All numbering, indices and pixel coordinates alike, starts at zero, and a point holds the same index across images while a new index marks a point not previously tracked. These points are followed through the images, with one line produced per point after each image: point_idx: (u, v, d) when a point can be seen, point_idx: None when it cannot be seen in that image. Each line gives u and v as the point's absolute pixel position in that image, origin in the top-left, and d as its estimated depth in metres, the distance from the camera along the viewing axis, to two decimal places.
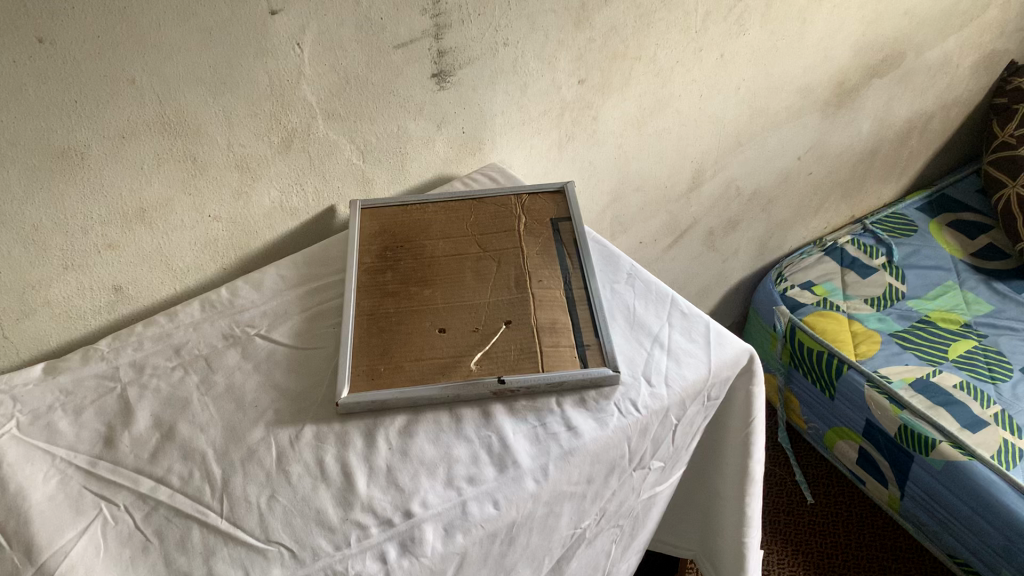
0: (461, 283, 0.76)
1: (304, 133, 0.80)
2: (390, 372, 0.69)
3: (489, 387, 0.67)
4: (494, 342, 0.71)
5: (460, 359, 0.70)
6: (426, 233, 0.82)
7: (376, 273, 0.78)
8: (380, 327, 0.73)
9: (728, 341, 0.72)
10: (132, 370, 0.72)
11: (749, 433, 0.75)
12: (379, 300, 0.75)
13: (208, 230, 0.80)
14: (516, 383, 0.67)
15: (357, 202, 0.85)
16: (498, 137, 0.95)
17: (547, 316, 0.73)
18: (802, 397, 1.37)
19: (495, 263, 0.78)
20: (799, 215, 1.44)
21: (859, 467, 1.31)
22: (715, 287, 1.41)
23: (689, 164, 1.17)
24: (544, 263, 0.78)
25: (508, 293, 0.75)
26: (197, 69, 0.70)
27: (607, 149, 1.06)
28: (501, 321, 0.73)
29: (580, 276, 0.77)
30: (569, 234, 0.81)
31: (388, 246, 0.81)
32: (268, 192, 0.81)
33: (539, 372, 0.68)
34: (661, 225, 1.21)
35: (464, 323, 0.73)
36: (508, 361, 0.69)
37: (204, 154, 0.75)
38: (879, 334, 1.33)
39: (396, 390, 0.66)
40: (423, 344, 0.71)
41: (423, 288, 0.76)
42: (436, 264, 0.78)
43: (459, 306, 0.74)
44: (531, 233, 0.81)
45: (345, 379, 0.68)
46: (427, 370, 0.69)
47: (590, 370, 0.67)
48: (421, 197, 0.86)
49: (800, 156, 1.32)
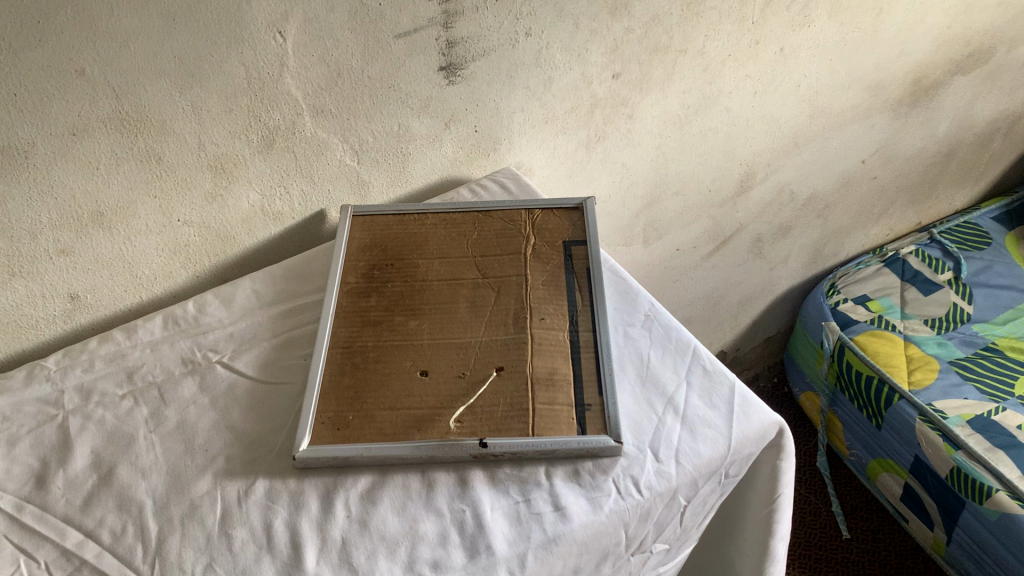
0: (452, 315, 0.67)
1: (288, 130, 0.70)
2: (358, 422, 0.60)
3: (468, 451, 0.57)
4: (481, 393, 0.61)
5: (440, 412, 0.60)
6: (421, 250, 0.72)
7: (358, 296, 0.69)
8: (355, 365, 0.64)
9: (754, 409, 0.61)
10: (77, 396, 0.64)
11: (773, 511, 0.65)
12: (358, 330, 0.66)
13: (177, 236, 0.71)
14: (500, 448, 0.57)
15: (348, 208, 0.76)
16: (516, 136, 0.84)
17: (545, 364, 0.63)
18: (846, 422, 1.26)
19: (494, 293, 0.68)
20: (858, 222, 1.30)
21: (903, 505, 1.20)
22: (759, 296, 1.29)
23: (738, 166, 1.05)
24: (549, 297, 0.68)
25: (504, 332, 0.65)
26: (158, 59, 0.61)
27: (644, 149, 0.94)
28: (491, 366, 0.63)
29: (589, 315, 0.66)
30: (581, 261, 0.70)
31: (376, 263, 0.71)
32: (247, 195, 0.72)
33: (527, 436, 0.58)
34: (702, 231, 1.10)
35: (450, 365, 0.63)
36: (494, 419, 0.59)
37: (170, 154, 0.66)
38: (937, 360, 1.20)
39: (361, 447, 0.57)
40: (400, 389, 0.62)
41: (409, 318, 0.67)
42: (427, 290, 0.69)
43: (447, 344, 0.65)
44: (538, 258, 0.71)
45: (305, 429, 0.59)
46: (400, 423, 0.60)
47: (586, 439, 0.58)
48: (421, 205, 0.76)
49: (864, 159, 1.19)
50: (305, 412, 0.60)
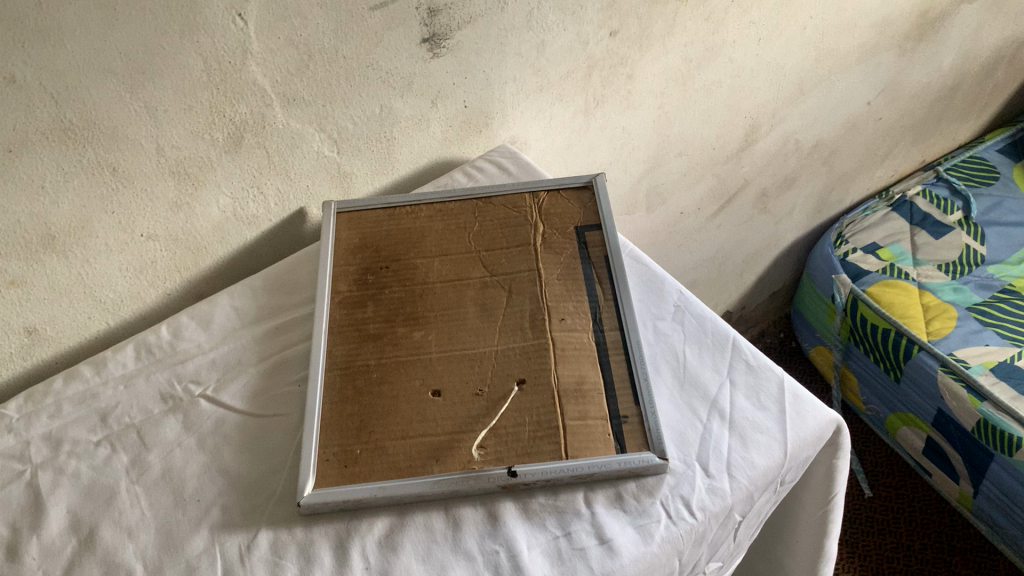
0: (461, 321, 0.60)
1: (256, 123, 0.62)
2: (368, 456, 0.53)
3: (496, 482, 0.51)
4: (503, 412, 0.54)
5: (458, 437, 0.53)
6: (418, 248, 0.65)
7: (353, 307, 0.61)
8: (357, 389, 0.57)
9: (807, 407, 0.55)
10: (45, 447, 0.56)
11: (828, 511, 0.59)
12: (356, 347, 0.59)
13: (141, 252, 0.63)
14: (532, 476, 0.51)
15: (330, 204, 0.68)
16: (510, 109, 0.76)
17: (571, 373, 0.56)
18: (861, 376, 1.21)
19: (505, 293, 0.61)
20: (863, 166, 1.24)
21: (925, 458, 1.15)
22: (764, 252, 1.23)
23: (743, 119, 0.97)
24: (567, 293, 0.61)
25: (522, 338, 0.58)
26: (102, 57, 0.52)
27: (644, 112, 0.87)
28: (511, 379, 0.56)
29: (614, 311, 0.60)
30: (599, 249, 0.63)
31: (370, 267, 0.64)
32: (217, 200, 0.64)
33: (560, 459, 0.52)
34: (706, 191, 1.03)
35: (465, 382, 0.56)
36: (521, 442, 0.53)
37: (126, 162, 0.58)
38: (954, 307, 1.15)
39: (375, 488, 0.51)
40: (411, 414, 0.55)
41: (413, 328, 0.60)
42: (430, 294, 0.62)
43: (458, 357, 0.58)
44: (550, 249, 0.64)
45: (308, 469, 0.52)
46: (416, 454, 0.53)
47: (626, 458, 0.51)
48: (413, 196, 0.68)
49: (869, 100, 1.12)
50: (306, 449, 0.53)
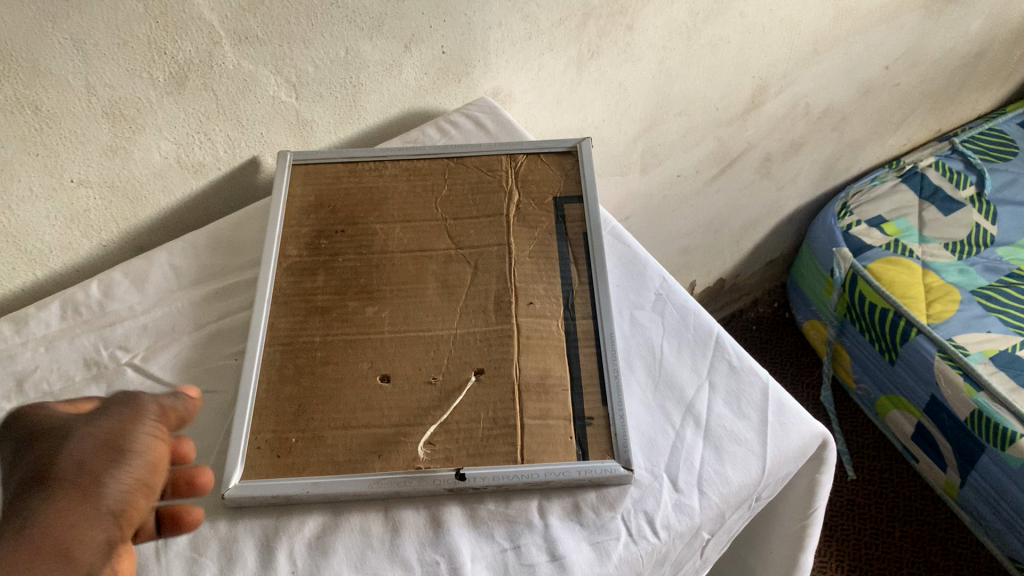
0: (419, 298, 0.54)
1: (202, 62, 0.55)
2: (303, 446, 0.47)
3: (441, 486, 0.45)
4: (457, 406, 0.49)
5: (405, 431, 0.48)
6: (379, 212, 0.59)
7: (301, 275, 0.55)
8: (298, 368, 0.51)
9: (792, 418, 0.50)
10: None
11: (806, 526, 0.54)
12: (301, 320, 0.53)
13: (73, 199, 0.57)
14: (482, 481, 0.45)
15: (286, 155, 0.62)
16: (493, 57, 0.70)
17: (535, 365, 0.50)
18: (855, 354, 1.16)
19: (470, 269, 0.56)
20: (875, 133, 1.17)
21: (914, 443, 1.11)
22: (764, 219, 1.17)
23: (751, 79, 0.90)
24: (539, 274, 0.55)
25: (484, 322, 0.53)
26: None
27: (643, 66, 0.80)
28: (469, 368, 0.50)
29: (589, 297, 0.54)
30: (577, 225, 0.58)
31: (324, 230, 0.58)
32: (158, 145, 0.58)
33: (515, 463, 0.46)
34: (706, 153, 0.96)
35: (417, 367, 0.51)
36: (473, 440, 0.47)
37: (51, 101, 0.51)
38: (958, 290, 1.09)
39: (306, 484, 0.45)
40: (355, 401, 0.49)
41: (365, 303, 0.54)
42: (388, 265, 0.56)
43: (412, 339, 0.52)
44: (523, 222, 0.58)
45: (234, 458, 0.46)
46: (357, 448, 0.47)
47: (588, 466, 0.46)
48: (379, 152, 0.62)
49: (888, 64, 1.04)
50: (236, 433, 0.47)
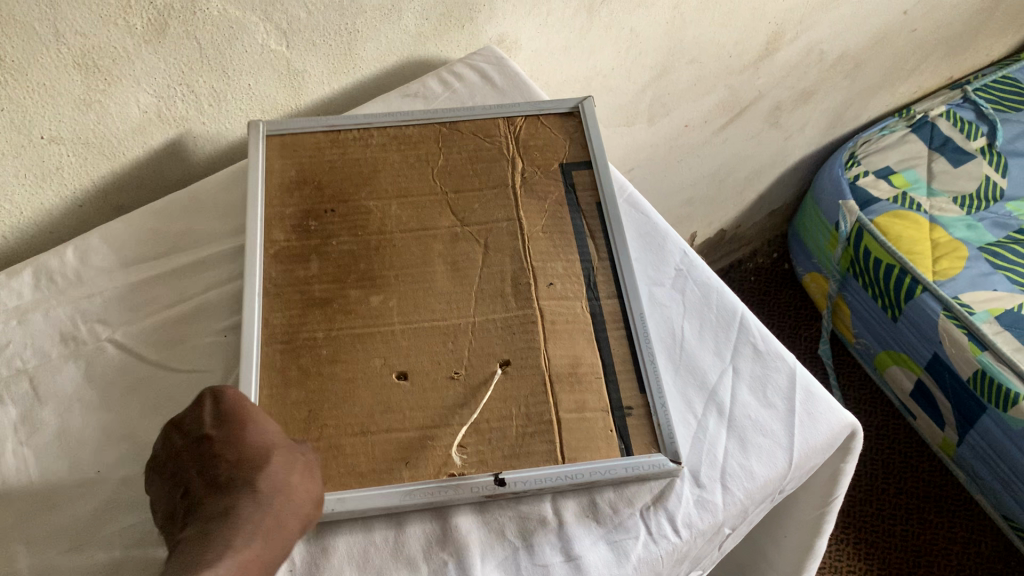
0: (428, 284, 0.50)
1: (184, 8, 0.50)
2: (321, 457, 0.42)
3: (481, 493, 0.41)
4: (486, 403, 0.45)
5: (432, 435, 0.43)
6: (371, 184, 0.54)
7: (293, 262, 0.50)
8: (303, 369, 0.46)
9: (819, 407, 0.47)
10: None
11: (825, 513, 0.52)
12: (300, 313, 0.48)
13: (43, 157, 0.52)
14: (523, 486, 0.42)
15: (258, 125, 0.56)
16: (500, 3, 0.64)
17: (564, 352, 0.47)
18: (855, 308, 1.13)
19: (479, 247, 0.52)
20: (886, 81, 1.13)
21: (910, 399, 1.09)
22: (768, 168, 1.13)
23: (767, 25, 0.85)
24: (554, 251, 0.51)
25: (504, 308, 0.49)
26: None
27: (657, 12, 0.75)
28: (493, 360, 0.46)
29: (613, 278, 0.50)
30: (590, 194, 0.54)
31: (311, 210, 0.53)
32: (137, 98, 0.53)
33: (556, 464, 0.43)
34: (716, 102, 0.92)
35: (434, 361, 0.46)
36: (507, 440, 0.44)
37: (15, 51, 0.46)
38: (965, 246, 1.07)
39: (331, 501, 0.41)
40: (371, 403, 0.45)
41: (368, 291, 0.49)
42: (387, 247, 0.51)
43: (426, 331, 0.48)
44: (531, 193, 0.54)
45: None
46: (380, 456, 0.43)
47: (634, 461, 0.43)
48: (364, 119, 0.57)
49: (907, 10, 0.99)
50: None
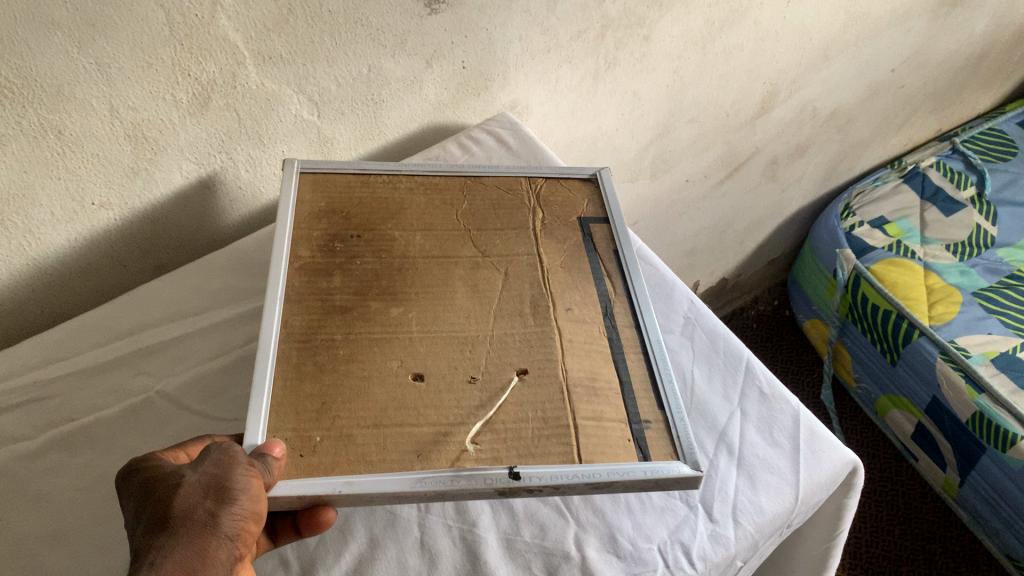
0: (449, 301, 0.46)
1: (227, 83, 0.54)
2: (331, 445, 0.38)
3: (493, 486, 0.36)
4: (502, 405, 0.41)
5: (447, 432, 0.39)
6: (396, 219, 0.52)
7: (316, 275, 0.47)
8: (318, 366, 0.41)
9: (822, 445, 0.51)
10: None
11: (831, 548, 0.55)
12: (319, 318, 0.44)
13: (94, 224, 0.56)
14: (540, 482, 0.37)
15: (293, 161, 0.54)
16: (512, 71, 0.69)
17: (581, 365, 0.44)
18: (855, 353, 1.17)
19: (500, 275, 0.49)
20: (878, 134, 1.18)
21: (912, 442, 1.11)
22: (767, 218, 1.18)
23: (762, 85, 0.90)
24: (572, 284, 0.49)
25: (522, 325, 0.46)
26: (43, 6, 0.45)
27: (658, 76, 0.79)
28: (511, 368, 0.43)
29: (625, 300, 0.49)
30: (605, 242, 0.53)
31: (338, 234, 0.50)
32: (181, 167, 0.57)
33: (572, 463, 0.38)
34: (715, 158, 0.97)
35: (453, 368, 0.42)
36: (523, 440, 0.39)
37: (74, 125, 0.51)
38: (959, 291, 1.10)
39: (338, 482, 0.35)
40: (386, 399, 0.40)
41: (389, 303, 0.46)
42: (410, 269, 0.48)
43: (446, 340, 0.44)
44: (550, 237, 0.53)
45: (256, 424, 0.37)
46: (394, 447, 0.38)
47: (654, 466, 0.38)
48: (394, 165, 0.56)
49: (895, 67, 1.04)
50: (251, 435, 0.37)
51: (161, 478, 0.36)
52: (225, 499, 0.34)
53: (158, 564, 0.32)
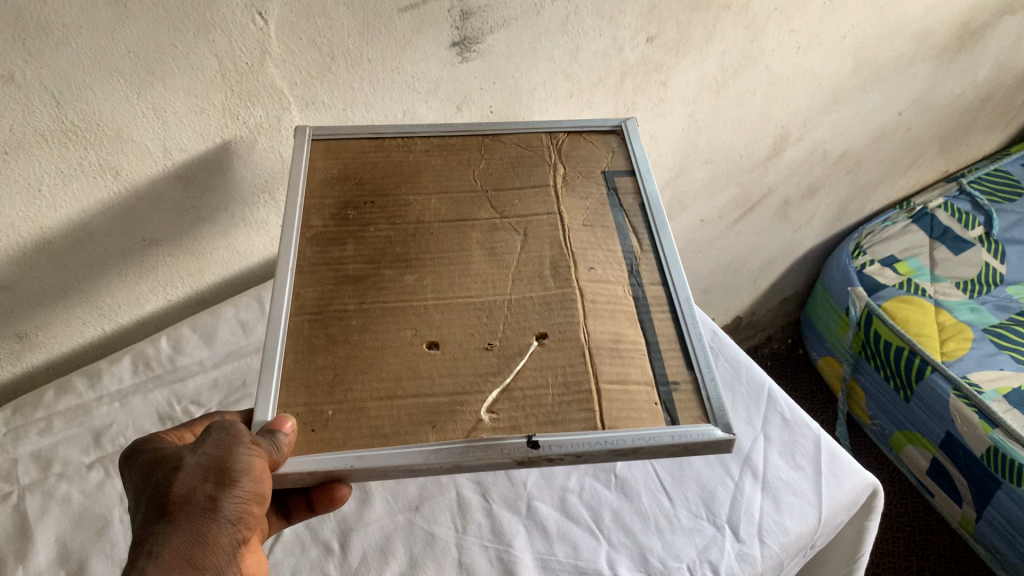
0: (466, 265, 0.46)
1: (272, 127, 0.58)
2: (343, 419, 0.37)
3: (513, 455, 0.35)
4: (521, 370, 0.40)
5: (462, 401, 0.38)
6: (411, 183, 0.51)
7: (329, 243, 0.46)
8: (330, 336, 0.41)
9: (843, 468, 0.53)
10: (35, 467, 0.52)
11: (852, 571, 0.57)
12: (332, 288, 0.44)
13: (142, 258, 0.61)
14: (559, 451, 0.35)
15: (305, 128, 0.53)
16: (537, 116, 0.72)
17: (605, 328, 0.42)
18: (868, 390, 1.19)
19: (518, 237, 0.48)
20: (886, 175, 1.21)
21: (928, 478, 1.12)
22: (778, 258, 1.21)
23: (773, 128, 0.93)
24: (596, 242, 0.47)
25: (542, 287, 0.44)
26: (109, 57, 0.48)
27: (674, 119, 0.83)
28: (530, 332, 0.42)
29: (654, 257, 0.47)
30: (632, 197, 0.51)
31: (351, 202, 0.50)
32: (226, 206, 0.61)
33: (595, 429, 0.37)
34: (729, 199, 1.00)
35: (469, 333, 0.42)
36: (544, 407, 0.38)
37: (129, 166, 0.54)
38: (970, 328, 1.12)
39: (349, 458, 0.35)
40: (400, 367, 0.40)
41: (404, 271, 0.45)
42: (425, 234, 0.48)
43: (462, 305, 0.43)
44: (573, 193, 0.51)
45: (266, 403, 0.37)
46: (407, 418, 0.37)
47: (681, 431, 0.36)
48: (408, 127, 0.55)
49: (901, 110, 1.08)
50: (260, 414, 0.37)
51: (162, 465, 0.38)
52: (225, 483, 0.35)
53: (157, 553, 0.34)
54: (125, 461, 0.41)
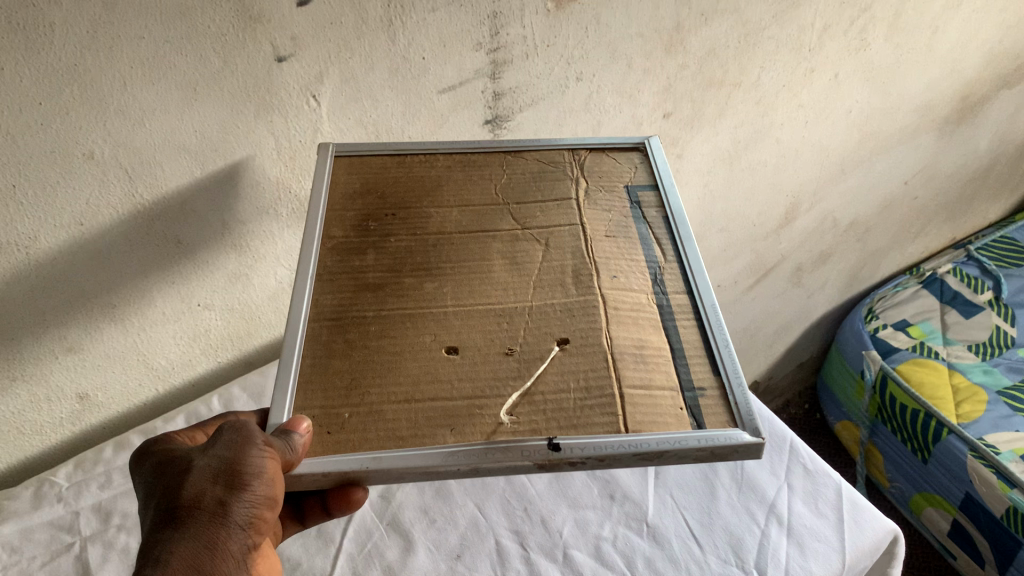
0: (485, 274, 0.47)
1: None
2: (360, 420, 0.39)
3: (532, 458, 0.36)
4: (540, 375, 0.41)
5: (481, 404, 0.39)
6: (433, 195, 0.53)
7: (349, 254, 0.48)
8: (349, 342, 0.43)
9: (865, 516, 0.55)
10: (95, 519, 0.55)
11: None
12: (352, 295, 0.46)
13: (197, 321, 0.65)
14: (580, 453, 0.36)
15: (329, 145, 0.55)
16: None
17: (629, 334, 0.44)
18: (886, 452, 1.20)
19: (539, 246, 0.50)
20: (894, 242, 1.25)
21: (949, 540, 1.12)
22: (793, 324, 1.24)
23: (784, 197, 0.98)
24: (619, 252, 0.49)
25: (563, 295, 0.46)
26: (178, 135, 0.53)
27: (690, 189, 0.87)
28: (551, 339, 0.43)
29: (677, 264, 0.49)
30: (655, 209, 0.53)
31: (373, 214, 0.52)
32: (274, 271, 0.66)
33: (620, 433, 0.37)
34: (744, 265, 1.04)
35: (488, 340, 0.43)
36: (565, 411, 0.39)
37: (190, 236, 0.59)
38: (984, 391, 1.14)
39: (365, 458, 0.36)
40: (419, 373, 0.41)
41: (423, 279, 0.47)
42: (445, 244, 0.50)
43: (481, 311, 0.45)
44: (595, 206, 0.53)
45: (282, 404, 0.39)
46: (425, 421, 0.39)
47: (708, 435, 0.37)
48: (430, 144, 0.57)
49: (906, 179, 1.12)
50: (276, 414, 0.38)
51: (169, 468, 0.39)
52: (236, 488, 0.37)
53: (166, 559, 0.35)
54: (135, 463, 0.43)
